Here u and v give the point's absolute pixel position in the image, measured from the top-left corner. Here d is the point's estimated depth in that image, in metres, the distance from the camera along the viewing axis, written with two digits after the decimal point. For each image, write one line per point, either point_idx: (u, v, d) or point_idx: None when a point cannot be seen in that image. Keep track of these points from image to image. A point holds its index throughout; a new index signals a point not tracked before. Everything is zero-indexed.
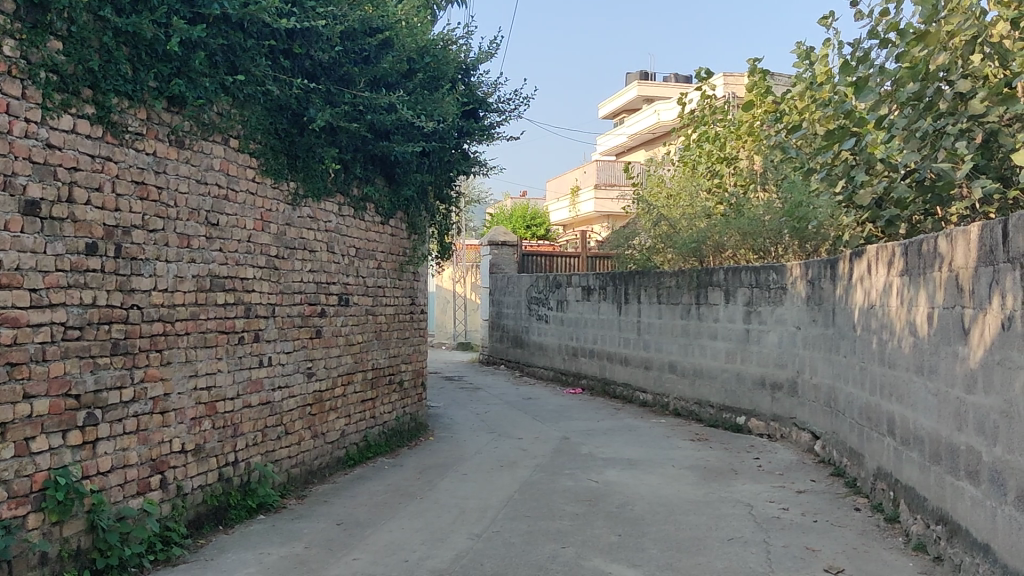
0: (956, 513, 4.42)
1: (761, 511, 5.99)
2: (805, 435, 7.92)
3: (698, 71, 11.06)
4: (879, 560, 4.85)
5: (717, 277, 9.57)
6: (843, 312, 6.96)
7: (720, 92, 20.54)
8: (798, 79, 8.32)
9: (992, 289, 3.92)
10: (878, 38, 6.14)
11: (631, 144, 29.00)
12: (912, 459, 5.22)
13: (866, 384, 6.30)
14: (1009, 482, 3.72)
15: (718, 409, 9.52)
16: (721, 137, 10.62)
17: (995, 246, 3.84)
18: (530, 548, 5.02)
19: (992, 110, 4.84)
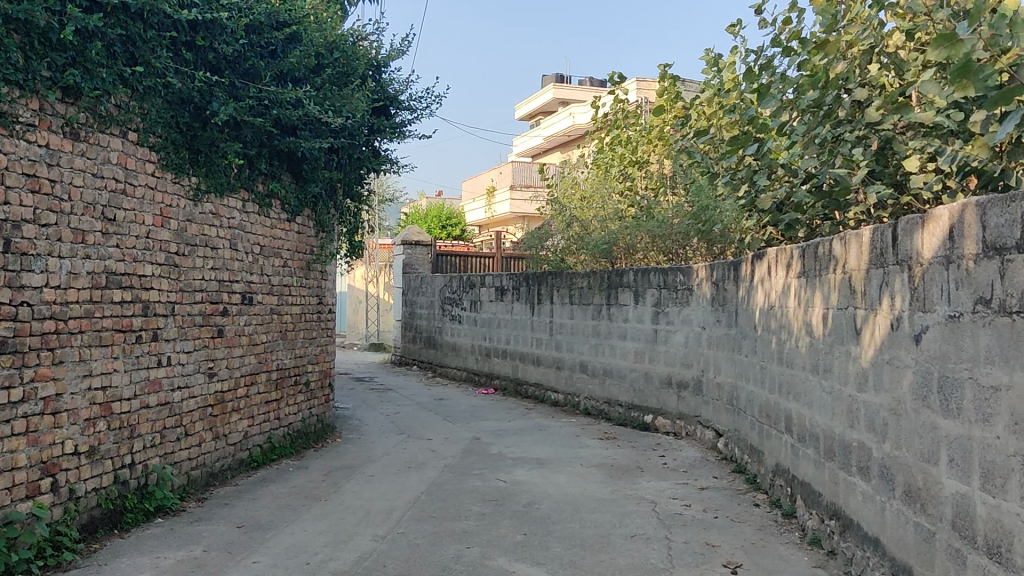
0: (849, 508, 4.55)
1: (665, 508, 6.07)
2: (708, 433, 8.09)
3: (612, 75, 11.17)
4: (776, 555, 4.96)
5: (627, 278, 9.69)
6: (744, 313, 7.11)
7: (633, 96, 20.94)
8: (706, 86, 8.47)
9: (882, 291, 4.04)
10: (781, 46, 6.29)
11: (546, 146, 29.24)
12: (808, 455, 5.36)
13: (765, 383, 6.45)
14: (897, 477, 3.84)
15: (627, 408, 9.63)
16: (633, 140, 10.76)
17: (886, 249, 3.96)
18: (434, 549, 4.99)
19: (887, 118, 4.92)
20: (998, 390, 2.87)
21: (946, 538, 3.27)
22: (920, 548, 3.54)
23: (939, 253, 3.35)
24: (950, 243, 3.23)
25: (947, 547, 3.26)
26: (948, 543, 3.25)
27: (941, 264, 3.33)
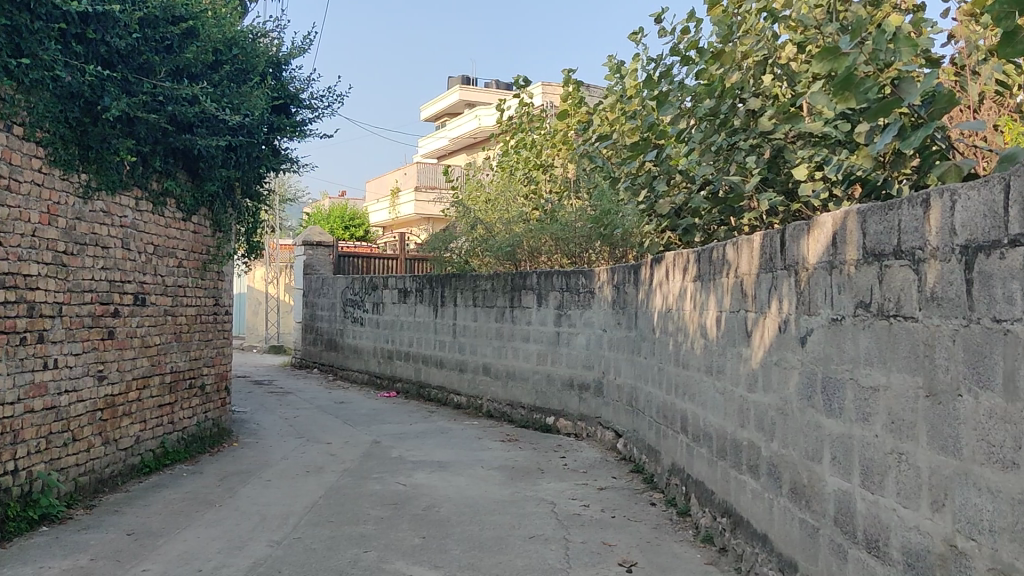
0: (739, 506, 4.68)
1: (563, 508, 6.14)
2: (608, 434, 8.21)
3: (517, 79, 11.21)
4: (670, 553, 5.06)
5: (530, 281, 9.74)
6: (644, 316, 7.24)
7: (539, 100, 21.10)
8: (609, 92, 8.56)
9: (771, 295, 4.17)
10: (679, 55, 6.44)
11: (451, 147, 29.22)
12: (702, 455, 5.49)
13: (663, 384, 6.57)
14: (784, 475, 3.97)
15: (529, 410, 9.70)
16: (537, 144, 10.89)
17: (774, 254, 4.09)
18: (331, 554, 4.94)
19: (779, 127, 5.08)
20: (877, 390, 2.99)
21: (829, 534, 3.40)
22: (805, 543, 3.67)
23: (824, 259, 3.48)
24: (834, 249, 3.35)
25: (830, 542, 3.38)
26: (831, 538, 3.38)
27: (825, 269, 3.46)
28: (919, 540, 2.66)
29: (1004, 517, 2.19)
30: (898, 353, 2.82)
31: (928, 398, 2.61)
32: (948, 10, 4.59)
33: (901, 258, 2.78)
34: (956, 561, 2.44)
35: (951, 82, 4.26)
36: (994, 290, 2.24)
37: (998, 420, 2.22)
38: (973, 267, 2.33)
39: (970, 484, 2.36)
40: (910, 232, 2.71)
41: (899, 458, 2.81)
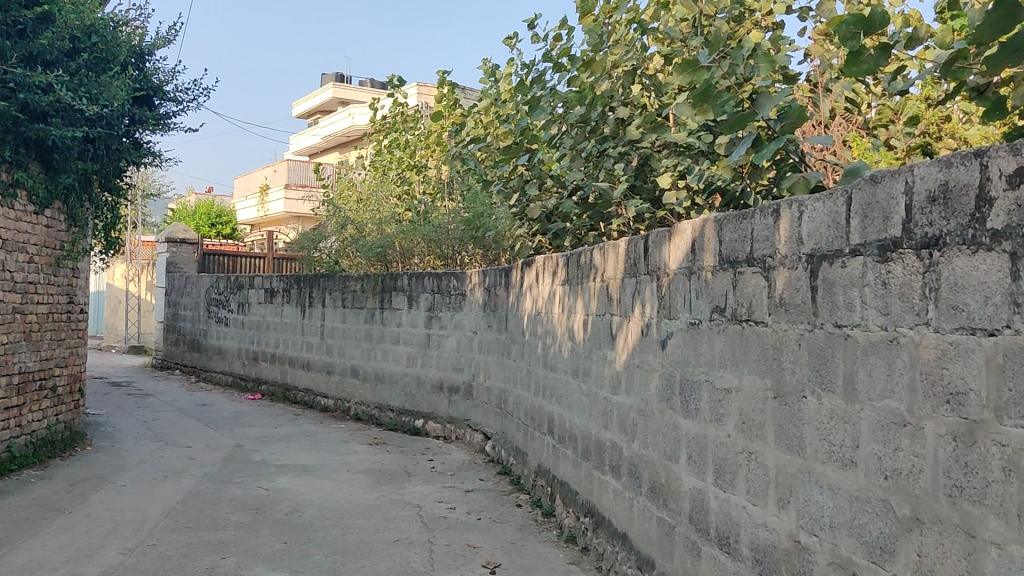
0: (601, 505, 4.78)
1: (429, 511, 6.14)
2: (477, 436, 8.26)
3: (392, 78, 11.13)
4: (534, 553, 5.12)
5: (401, 282, 9.68)
6: (514, 319, 7.29)
7: (414, 99, 21.06)
8: (483, 95, 8.58)
9: (634, 299, 4.26)
10: (552, 61, 6.52)
11: (323, 145, 28.82)
12: (567, 456, 5.58)
13: (531, 386, 6.65)
14: (644, 475, 4.06)
15: (397, 413, 9.63)
16: (411, 144, 10.80)
17: (638, 259, 4.18)
18: (187, 561, 4.79)
19: (646, 136, 5.19)
20: (730, 391, 3.09)
21: (684, 531, 3.50)
22: (662, 541, 3.77)
23: (683, 265, 3.58)
24: (692, 255, 3.46)
25: (685, 539, 3.48)
26: (686, 535, 3.48)
27: (684, 275, 3.56)
28: (766, 537, 2.76)
29: (842, 512, 2.30)
30: (749, 356, 2.93)
31: (776, 399, 2.72)
32: (804, 29, 4.79)
33: (754, 265, 2.89)
34: (798, 557, 2.55)
35: (806, 98, 4.45)
36: (836, 297, 2.35)
37: (838, 420, 2.33)
38: (817, 275, 2.44)
39: (813, 482, 2.47)
40: (761, 240, 2.82)
41: (748, 457, 2.92)
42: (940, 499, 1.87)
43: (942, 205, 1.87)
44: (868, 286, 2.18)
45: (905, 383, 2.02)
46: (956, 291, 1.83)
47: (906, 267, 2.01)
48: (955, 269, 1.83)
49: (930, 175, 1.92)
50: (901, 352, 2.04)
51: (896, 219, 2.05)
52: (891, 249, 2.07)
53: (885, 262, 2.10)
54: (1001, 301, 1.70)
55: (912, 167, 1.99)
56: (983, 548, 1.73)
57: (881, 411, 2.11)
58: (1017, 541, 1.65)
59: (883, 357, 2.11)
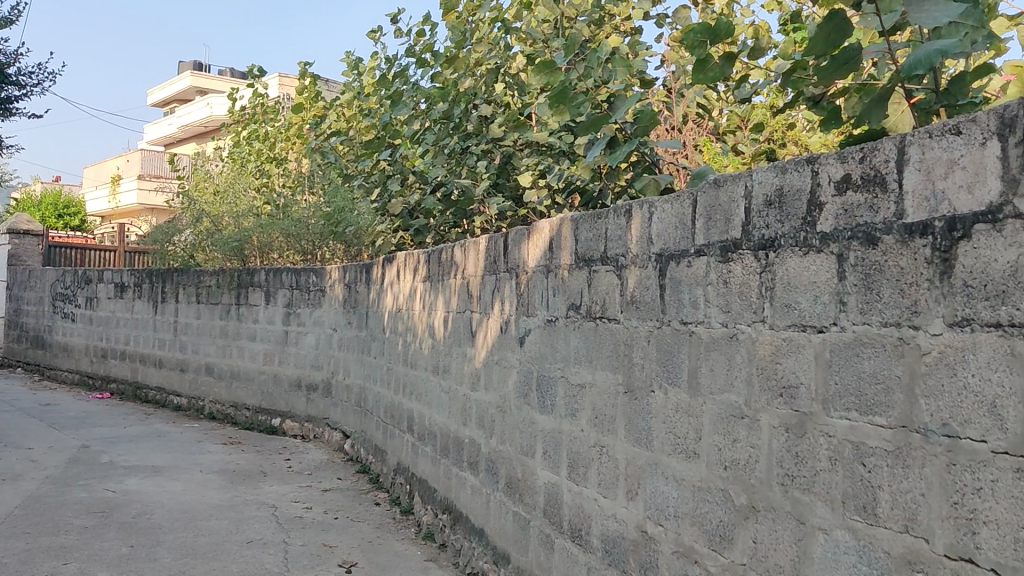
0: (458, 502, 4.81)
1: (284, 511, 6.03)
2: (336, 435, 8.17)
3: (252, 68, 10.82)
4: (391, 552, 5.11)
5: (257, 278, 9.45)
6: (374, 316, 7.23)
7: (275, 90, 20.64)
8: (346, 88, 8.43)
9: (494, 296, 4.29)
10: (415, 56, 6.50)
11: (180, 135, 27.88)
12: (426, 453, 5.59)
13: (391, 383, 6.62)
14: (501, 471, 4.10)
15: (254, 412, 9.41)
16: (270, 136, 10.56)
17: (497, 257, 4.21)
18: (24, 569, 4.56)
19: (509, 135, 5.26)
20: (583, 387, 3.16)
21: (539, 526, 3.55)
22: (517, 535, 3.82)
23: (541, 263, 3.63)
24: (550, 254, 3.51)
25: (540, 534, 3.54)
26: (540, 530, 3.54)
27: (542, 273, 3.62)
28: (615, 528, 2.84)
29: (685, 503, 2.38)
30: (602, 352, 3.00)
31: (627, 394, 2.80)
32: (661, 35, 4.95)
33: (607, 264, 2.97)
34: (645, 546, 2.63)
35: (661, 102, 4.60)
36: (682, 296, 2.43)
37: (683, 413, 2.42)
38: (665, 274, 2.53)
39: (659, 474, 2.55)
40: (614, 240, 2.89)
41: (600, 451, 2.99)
42: (774, 487, 1.96)
43: (778, 209, 1.97)
44: (711, 285, 2.27)
45: (743, 378, 2.12)
46: (790, 290, 1.93)
47: (745, 267, 2.11)
48: (789, 269, 1.93)
49: (768, 180, 2.02)
50: (740, 348, 2.13)
51: (737, 221, 2.14)
52: (732, 250, 2.17)
53: (727, 263, 2.20)
54: (828, 300, 1.79)
55: (752, 172, 2.09)
56: (812, 534, 1.81)
57: (722, 404, 2.20)
58: (841, 526, 1.73)
59: (724, 353, 2.21)
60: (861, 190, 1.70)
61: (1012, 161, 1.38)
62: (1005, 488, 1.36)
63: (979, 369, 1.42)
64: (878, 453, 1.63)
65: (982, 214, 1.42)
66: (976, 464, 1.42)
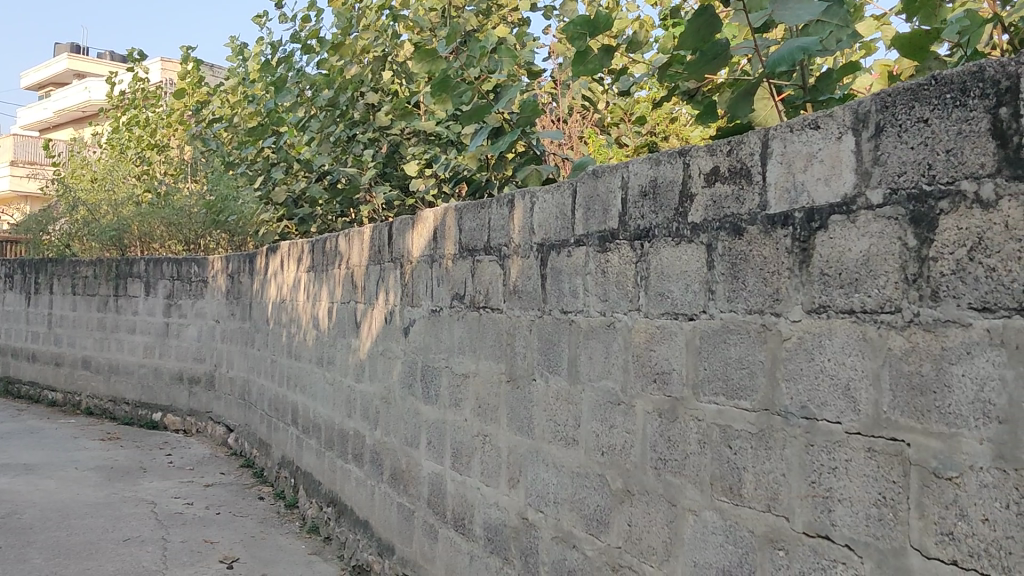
0: (343, 494, 4.77)
1: (164, 507, 5.87)
2: (219, 429, 8.00)
3: (132, 52, 10.41)
4: (275, 546, 5.03)
5: (137, 268, 9.15)
6: (258, 307, 7.10)
7: (158, 75, 19.99)
8: (231, 74, 8.17)
9: (378, 286, 4.26)
10: (300, 43, 6.37)
11: (56, 120, 26.72)
12: (311, 446, 5.53)
13: (275, 375, 6.52)
14: (385, 462, 4.09)
15: (133, 406, 9.11)
16: (150, 122, 10.23)
17: (381, 247, 4.18)
18: None
19: (395, 123, 5.24)
20: (467, 377, 3.18)
21: (423, 516, 3.56)
22: (402, 526, 3.81)
23: (425, 253, 3.62)
24: (434, 243, 3.51)
25: (423, 523, 3.54)
26: (424, 519, 3.54)
27: (426, 263, 3.61)
28: (497, 516, 2.87)
29: (564, 489, 2.42)
30: (485, 341, 3.02)
31: (509, 383, 2.83)
32: (547, 27, 5.00)
33: (490, 254, 2.98)
34: (525, 533, 2.67)
35: (547, 94, 4.61)
36: (562, 285, 2.47)
37: (562, 401, 2.46)
38: (546, 264, 2.56)
39: (539, 461, 2.59)
40: (497, 230, 2.90)
41: (483, 440, 3.01)
42: (648, 471, 2.01)
43: (652, 200, 2.02)
44: (590, 274, 2.31)
45: (619, 365, 2.16)
46: (664, 279, 1.97)
47: (622, 257, 2.15)
48: (662, 259, 1.98)
49: (643, 171, 2.07)
50: (616, 336, 2.18)
51: (614, 211, 2.18)
52: (609, 240, 2.21)
53: (604, 252, 2.24)
54: (698, 288, 1.85)
55: (628, 163, 2.12)
56: (682, 515, 1.87)
57: (599, 391, 2.25)
58: (709, 507, 1.78)
59: (603, 341, 2.25)
60: (728, 182, 1.75)
61: (865, 154, 1.44)
62: (858, 467, 1.43)
63: (835, 353, 1.48)
64: (743, 435, 1.69)
65: (838, 206, 1.49)
66: (832, 444, 1.48)
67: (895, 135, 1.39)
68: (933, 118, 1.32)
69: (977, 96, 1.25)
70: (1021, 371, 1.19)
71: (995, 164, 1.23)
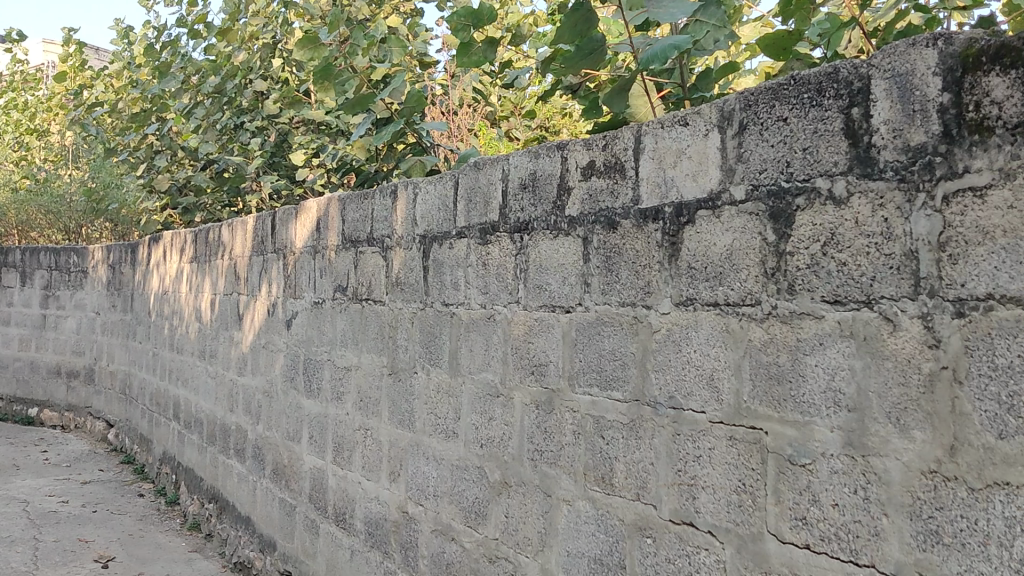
0: (225, 490, 4.67)
1: (36, 506, 5.64)
2: (98, 424, 7.74)
3: (9, 32, 9.91)
4: (153, 544, 4.89)
5: (12, 257, 8.70)
6: (140, 298, 6.88)
7: (40, 58, 19.19)
8: (114, 58, 7.85)
9: (261, 278, 4.18)
10: (186, 26, 6.19)
11: None
12: (192, 441, 5.39)
13: (156, 369, 6.33)
14: (267, 456, 4.01)
15: (8, 402, 8.67)
16: (29, 106, 9.80)
17: (265, 237, 4.10)
18: None
19: (284, 112, 5.16)
20: (349, 370, 3.15)
21: (304, 511, 3.51)
22: (284, 522, 3.75)
23: (308, 244, 3.56)
24: (317, 234, 3.45)
25: (305, 518, 3.50)
26: (306, 515, 3.50)
27: (309, 254, 3.56)
28: (378, 510, 2.85)
29: (443, 482, 2.42)
30: (367, 334, 3.00)
31: (390, 376, 2.81)
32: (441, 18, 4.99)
33: (373, 245, 2.95)
34: (405, 526, 2.66)
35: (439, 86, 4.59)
36: (443, 277, 2.46)
37: (443, 394, 2.45)
38: (428, 256, 2.55)
39: (420, 454, 2.58)
40: (380, 221, 2.88)
41: (364, 433, 2.99)
42: (525, 463, 2.02)
43: (531, 192, 2.03)
44: (470, 266, 2.31)
45: (498, 357, 2.17)
46: (542, 272, 1.99)
47: (502, 249, 2.16)
48: (540, 251, 1.99)
49: (522, 164, 2.07)
50: (496, 328, 2.18)
51: (494, 204, 2.18)
52: (489, 233, 2.21)
53: (485, 244, 2.24)
54: (575, 281, 1.87)
55: (507, 156, 2.13)
56: (557, 505, 1.89)
57: (479, 383, 2.25)
58: (582, 497, 1.81)
59: (482, 333, 2.25)
60: (604, 176, 1.78)
61: (729, 151, 1.48)
62: (720, 455, 1.47)
63: (700, 345, 1.52)
64: (614, 426, 1.72)
65: (704, 201, 1.52)
66: (696, 433, 1.52)
67: (757, 132, 1.43)
68: (792, 117, 1.36)
69: (832, 96, 1.30)
70: (869, 361, 1.24)
71: (847, 162, 1.27)
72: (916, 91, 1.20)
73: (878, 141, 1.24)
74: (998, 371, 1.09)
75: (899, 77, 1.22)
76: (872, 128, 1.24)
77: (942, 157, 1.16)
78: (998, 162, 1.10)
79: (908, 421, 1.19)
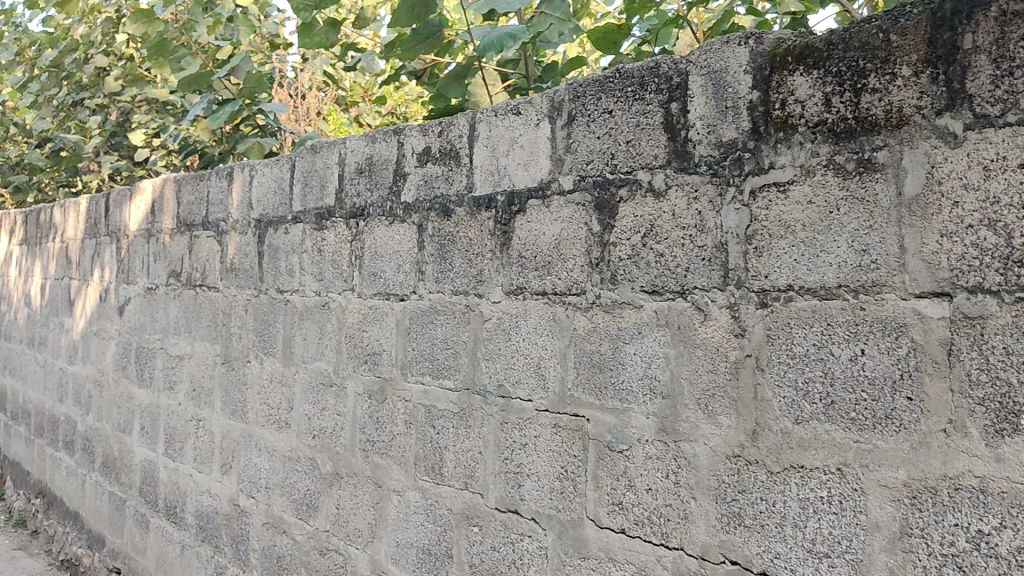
0: (53, 483, 4.45)
1: None
2: None
3: None
4: None
5: None
6: None
7: None
8: None
9: (94, 262, 3.99)
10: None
11: None
12: (19, 433, 5.11)
13: None
14: (97, 449, 3.84)
15: None
16: None
17: (98, 219, 3.91)
18: None
19: (126, 90, 4.91)
20: (182, 358, 3.04)
21: (134, 505, 3.38)
22: (113, 516, 3.60)
23: (142, 227, 3.42)
24: (151, 217, 3.32)
25: (135, 512, 3.36)
26: (135, 508, 3.36)
27: (143, 236, 3.41)
28: (208, 503, 2.77)
29: (275, 474, 2.37)
30: (201, 321, 2.90)
31: (223, 365, 2.73)
32: None
33: (208, 229, 2.86)
34: (236, 519, 2.59)
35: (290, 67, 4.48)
36: (278, 263, 2.40)
37: (277, 383, 2.40)
38: (264, 240, 2.48)
39: (252, 445, 2.51)
40: (216, 204, 2.79)
41: (196, 424, 2.89)
42: (356, 453, 2.00)
43: (367, 177, 2.00)
44: (306, 253, 2.26)
45: (332, 346, 2.14)
46: (377, 259, 1.97)
47: (337, 236, 2.12)
48: (376, 238, 1.97)
49: (359, 149, 2.04)
50: (331, 316, 2.15)
51: (331, 188, 2.15)
52: (325, 218, 2.17)
53: (321, 230, 2.20)
54: (409, 268, 1.85)
55: (345, 140, 2.10)
56: (387, 496, 1.88)
57: (312, 372, 2.21)
58: (412, 487, 1.80)
59: (316, 321, 2.21)
60: (439, 163, 1.77)
61: (558, 141, 1.49)
62: (545, 442, 1.49)
63: (528, 333, 1.53)
64: (445, 415, 1.72)
65: (534, 191, 1.53)
66: (523, 421, 1.53)
67: (585, 124, 1.44)
68: (616, 110, 1.39)
69: (653, 90, 1.33)
70: (681, 349, 1.27)
71: (666, 156, 1.31)
72: (729, 88, 1.24)
73: (694, 135, 1.27)
74: (795, 359, 1.15)
75: (713, 74, 1.26)
76: (688, 122, 1.28)
77: (751, 153, 1.20)
78: (799, 158, 1.15)
79: (715, 407, 1.23)
